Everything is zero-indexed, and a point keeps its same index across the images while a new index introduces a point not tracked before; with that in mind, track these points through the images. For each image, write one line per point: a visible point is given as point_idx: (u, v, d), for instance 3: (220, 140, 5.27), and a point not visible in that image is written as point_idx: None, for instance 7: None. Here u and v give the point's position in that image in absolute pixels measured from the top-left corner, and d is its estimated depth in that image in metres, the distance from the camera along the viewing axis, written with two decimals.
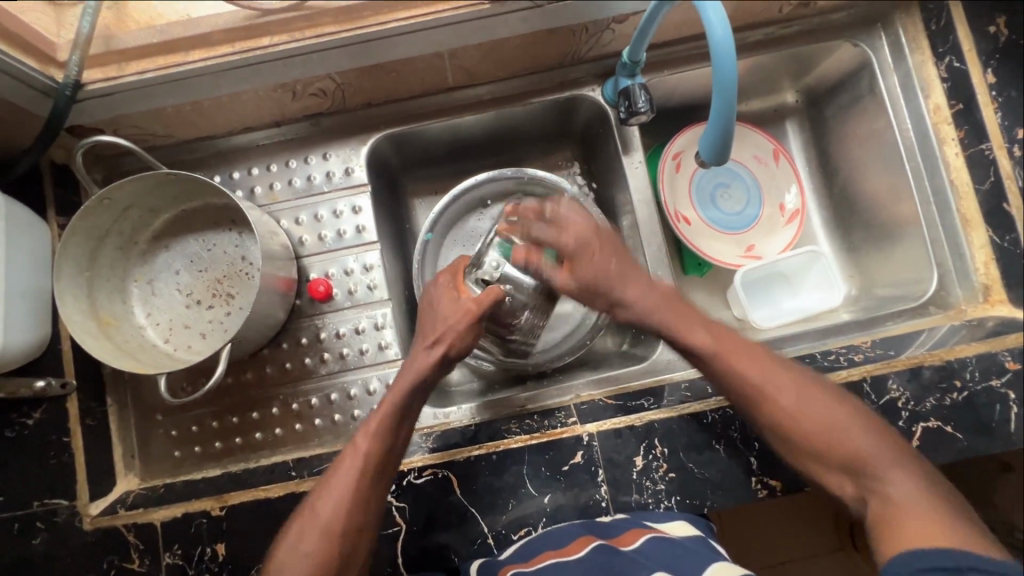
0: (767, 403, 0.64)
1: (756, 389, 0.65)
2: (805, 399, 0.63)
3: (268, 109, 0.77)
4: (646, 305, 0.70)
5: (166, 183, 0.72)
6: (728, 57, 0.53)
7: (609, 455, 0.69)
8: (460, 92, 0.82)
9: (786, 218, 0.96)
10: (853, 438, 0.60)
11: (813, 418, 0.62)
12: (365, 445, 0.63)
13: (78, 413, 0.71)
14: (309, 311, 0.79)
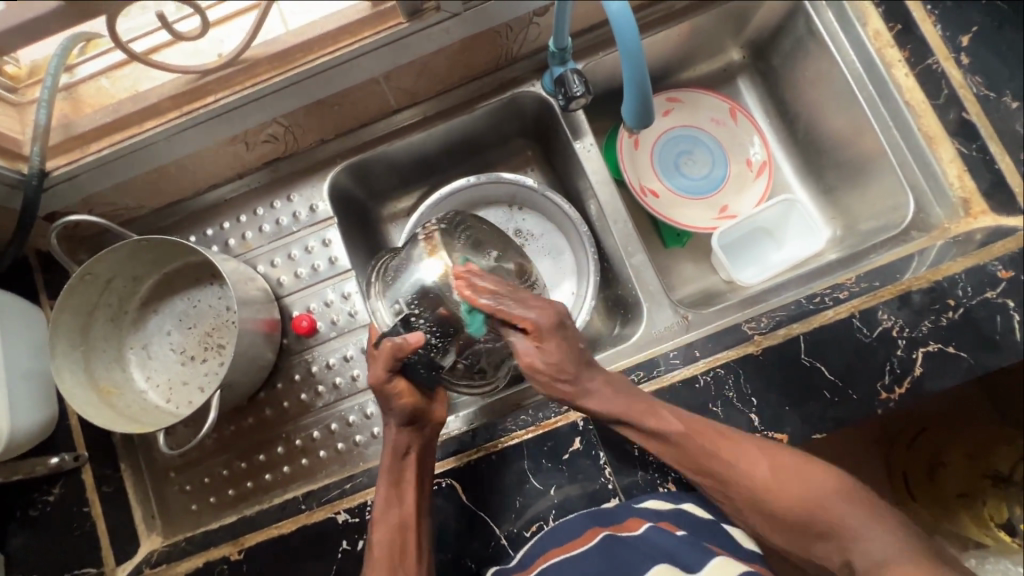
0: (719, 477, 0.65)
1: (714, 470, 0.65)
2: (754, 472, 0.64)
3: (227, 163, 0.80)
4: (607, 397, 0.66)
5: (142, 250, 0.76)
6: (629, 27, 0.53)
7: (607, 436, 0.69)
8: (406, 113, 0.85)
9: (755, 171, 0.96)
10: (827, 506, 0.64)
11: (760, 482, 0.64)
12: (379, 524, 0.65)
13: (95, 482, 0.74)
14: (298, 347, 0.81)
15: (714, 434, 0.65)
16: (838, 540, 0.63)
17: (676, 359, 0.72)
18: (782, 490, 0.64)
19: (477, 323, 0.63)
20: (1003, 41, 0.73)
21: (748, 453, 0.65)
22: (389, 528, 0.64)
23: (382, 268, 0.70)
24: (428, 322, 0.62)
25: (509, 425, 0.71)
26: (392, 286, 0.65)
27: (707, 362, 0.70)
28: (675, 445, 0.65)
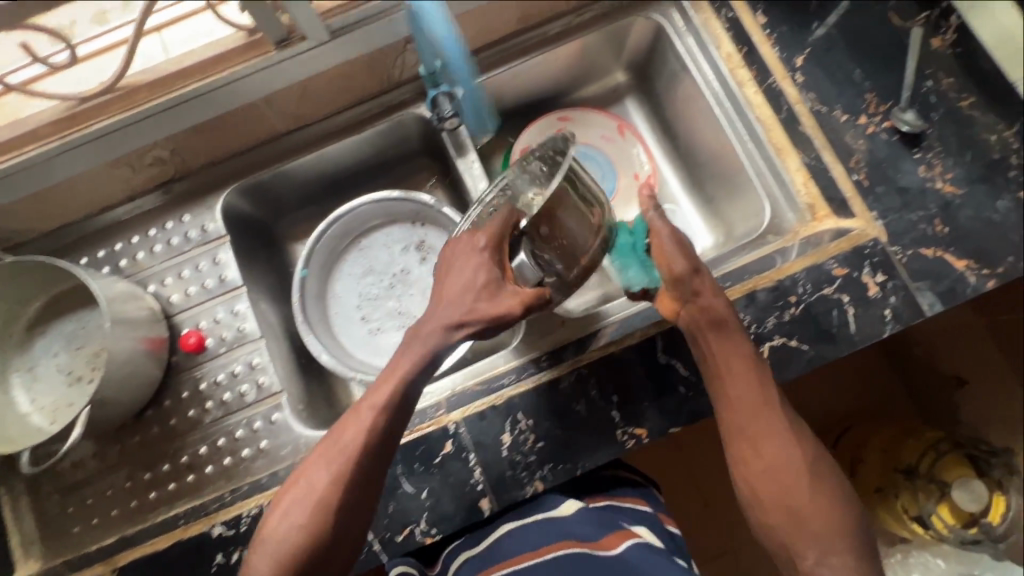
0: (762, 468, 0.62)
1: (759, 454, 0.63)
2: (803, 474, 0.62)
3: (116, 186, 0.82)
4: (738, 346, 0.66)
5: (24, 272, 0.77)
6: (456, 48, 0.73)
7: (476, 438, 0.71)
8: (297, 135, 0.88)
9: (641, 185, 1.01)
10: (807, 513, 0.60)
11: (798, 484, 0.61)
12: (311, 480, 0.62)
13: None
14: (186, 365, 0.82)
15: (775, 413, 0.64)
16: (810, 537, 0.59)
17: (546, 362, 0.74)
18: (805, 503, 0.60)
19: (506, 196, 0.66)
20: (831, 60, 0.80)
21: (798, 466, 0.62)
22: (313, 506, 0.60)
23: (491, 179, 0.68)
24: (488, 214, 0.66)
25: None
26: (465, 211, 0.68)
27: (571, 364, 0.73)
28: (729, 417, 0.65)
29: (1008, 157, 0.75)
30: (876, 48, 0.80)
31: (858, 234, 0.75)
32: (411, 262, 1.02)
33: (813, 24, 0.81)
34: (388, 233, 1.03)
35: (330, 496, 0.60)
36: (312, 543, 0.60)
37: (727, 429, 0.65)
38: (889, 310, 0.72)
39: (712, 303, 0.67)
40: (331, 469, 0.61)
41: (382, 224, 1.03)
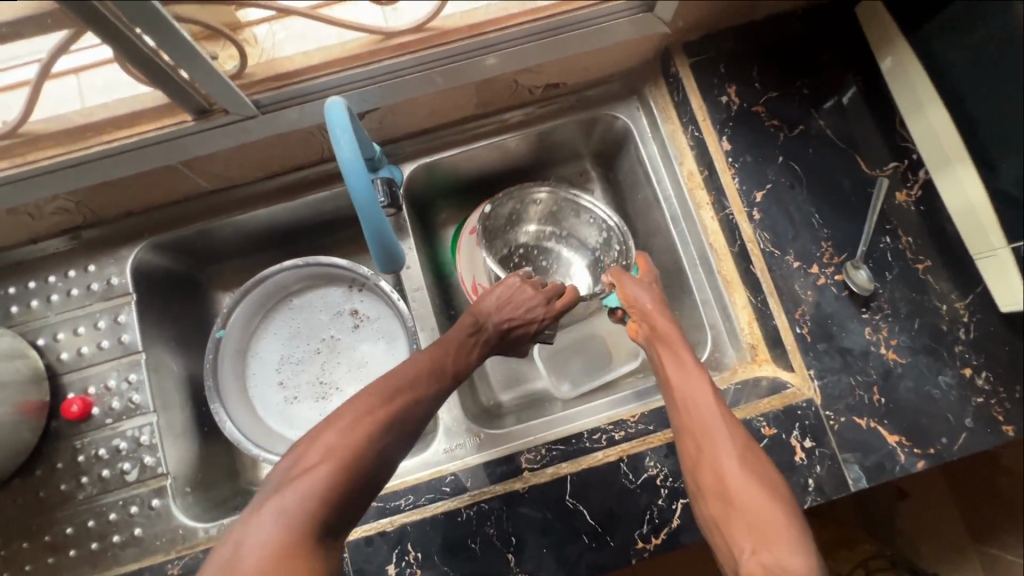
0: (710, 471, 0.61)
1: (710, 454, 0.61)
2: (755, 480, 0.59)
3: (14, 230, 0.76)
4: (677, 347, 0.70)
5: None
6: (363, 177, 0.54)
7: (359, 566, 0.66)
8: (227, 194, 0.83)
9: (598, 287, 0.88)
10: (745, 498, 0.58)
11: (739, 477, 0.59)
12: (333, 439, 0.56)
13: None
14: (68, 432, 0.76)
15: (734, 423, 0.63)
16: (743, 521, 0.57)
17: (446, 488, 0.69)
18: (757, 504, 0.57)
19: (531, 232, 0.93)
20: (791, 201, 0.76)
21: (756, 464, 0.60)
22: (280, 523, 0.51)
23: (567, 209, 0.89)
24: (528, 242, 0.93)
25: None
26: (545, 232, 0.93)
27: (472, 495, 0.68)
28: (684, 426, 0.65)
29: (954, 329, 0.72)
30: (838, 193, 0.76)
31: (791, 393, 0.71)
32: (343, 327, 0.98)
33: (780, 157, 0.77)
34: (325, 292, 0.99)
35: (297, 514, 0.51)
36: (272, 574, 0.48)
37: (681, 436, 0.65)
38: (812, 479, 0.68)
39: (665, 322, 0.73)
40: (305, 478, 0.53)
41: (320, 283, 0.98)
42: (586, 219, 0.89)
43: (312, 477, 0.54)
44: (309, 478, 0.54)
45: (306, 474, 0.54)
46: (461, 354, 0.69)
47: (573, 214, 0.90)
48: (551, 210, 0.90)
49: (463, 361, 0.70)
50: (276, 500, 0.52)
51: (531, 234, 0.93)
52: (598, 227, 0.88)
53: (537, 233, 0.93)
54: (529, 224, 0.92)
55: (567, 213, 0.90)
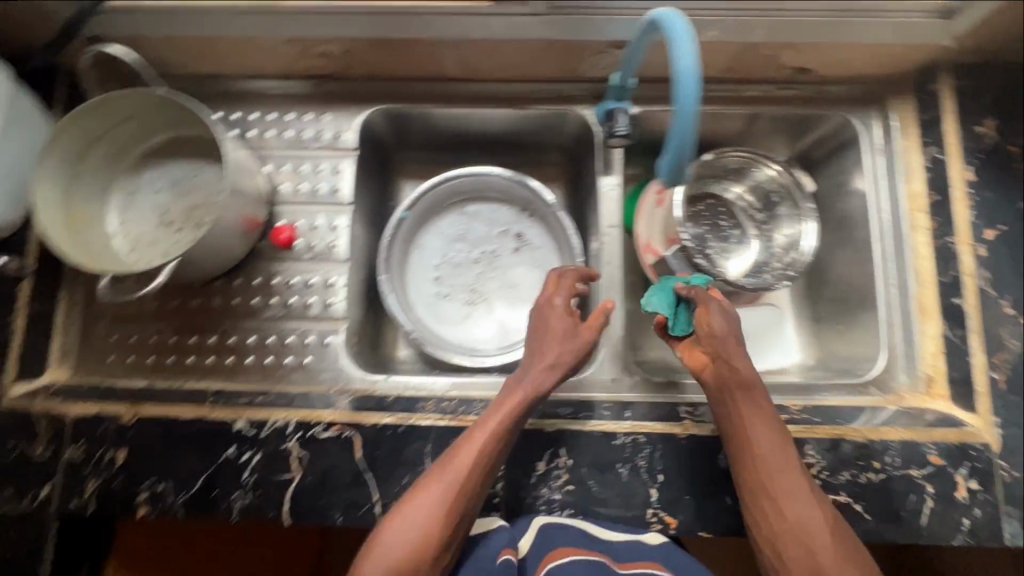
0: (789, 531, 0.59)
1: (780, 509, 0.60)
2: (824, 535, 0.58)
3: (277, 61, 0.81)
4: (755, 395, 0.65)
5: (166, 106, 0.77)
6: (693, 91, 0.51)
7: (513, 452, 0.69)
8: (461, 85, 0.86)
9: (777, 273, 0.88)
10: (821, 555, 0.57)
11: (819, 537, 0.58)
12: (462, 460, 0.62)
13: (28, 297, 0.74)
14: (270, 255, 0.82)
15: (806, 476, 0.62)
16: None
17: (606, 412, 0.72)
18: (832, 562, 0.57)
19: (734, 195, 0.96)
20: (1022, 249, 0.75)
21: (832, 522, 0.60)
22: (404, 546, 0.57)
23: (780, 201, 0.92)
24: (727, 202, 0.97)
25: (428, 406, 0.72)
26: (745, 200, 0.96)
27: (631, 425, 0.71)
28: (752, 479, 0.62)
29: None
30: None
31: (969, 431, 0.70)
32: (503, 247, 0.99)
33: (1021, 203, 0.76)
34: (495, 209, 1.01)
35: (412, 534, 0.58)
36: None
37: (750, 484, 0.63)
38: (968, 520, 0.67)
39: (742, 364, 0.65)
40: (419, 498, 0.60)
41: (494, 198, 1.01)
42: (786, 220, 0.92)
43: (437, 488, 0.60)
44: (432, 488, 0.60)
45: (431, 483, 0.61)
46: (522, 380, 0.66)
47: (779, 207, 0.93)
48: (764, 189, 0.93)
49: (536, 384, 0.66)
50: (388, 530, 0.59)
51: (733, 197, 0.96)
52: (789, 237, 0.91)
53: (738, 200, 0.96)
54: (735, 187, 0.96)
55: (775, 206, 0.93)
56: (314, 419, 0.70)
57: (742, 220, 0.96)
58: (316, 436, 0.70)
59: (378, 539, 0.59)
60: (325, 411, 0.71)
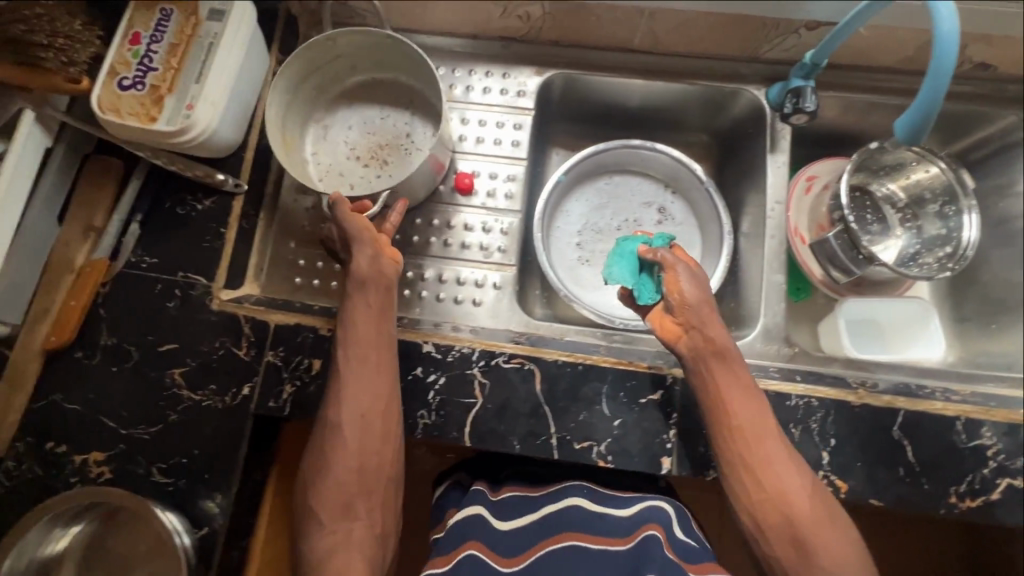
0: (769, 500, 0.61)
1: (767, 482, 0.62)
2: (807, 504, 0.61)
3: (475, 20, 0.86)
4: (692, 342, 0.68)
5: (382, 46, 0.83)
6: (950, 47, 0.58)
7: (686, 402, 0.72)
8: (638, 56, 0.90)
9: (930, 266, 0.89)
10: (805, 524, 0.60)
11: (802, 511, 0.60)
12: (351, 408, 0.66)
13: (238, 213, 0.80)
14: (447, 199, 0.86)
15: (780, 441, 0.64)
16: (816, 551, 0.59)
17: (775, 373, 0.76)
18: (820, 536, 0.59)
19: (887, 190, 0.96)
20: None
21: (763, 472, 0.62)
22: (337, 474, 0.64)
23: (938, 199, 0.91)
24: (879, 195, 0.96)
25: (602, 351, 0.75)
26: (897, 195, 0.95)
27: (806, 388, 0.72)
28: (738, 451, 0.64)
29: None
30: None
31: None
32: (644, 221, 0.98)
33: None
34: (639, 182, 1.00)
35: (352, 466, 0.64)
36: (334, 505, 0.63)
37: (725, 444, 0.65)
38: None
39: (717, 333, 0.68)
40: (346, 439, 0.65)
41: (638, 172, 1.00)
42: (941, 217, 0.91)
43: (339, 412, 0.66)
44: (351, 441, 0.65)
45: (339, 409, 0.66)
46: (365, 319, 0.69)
47: (932, 205, 0.92)
48: (920, 186, 0.93)
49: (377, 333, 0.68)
50: (341, 461, 0.64)
51: (885, 191, 0.96)
52: (944, 233, 0.90)
53: (889, 195, 0.96)
54: (891, 181, 0.95)
55: (928, 202, 0.92)
56: (497, 349, 0.74)
57: (889, 214, 0.95)
58: (499, 365, 0.73)
59: (337, 466, 0.64)
60: (507, 344, 0.75)
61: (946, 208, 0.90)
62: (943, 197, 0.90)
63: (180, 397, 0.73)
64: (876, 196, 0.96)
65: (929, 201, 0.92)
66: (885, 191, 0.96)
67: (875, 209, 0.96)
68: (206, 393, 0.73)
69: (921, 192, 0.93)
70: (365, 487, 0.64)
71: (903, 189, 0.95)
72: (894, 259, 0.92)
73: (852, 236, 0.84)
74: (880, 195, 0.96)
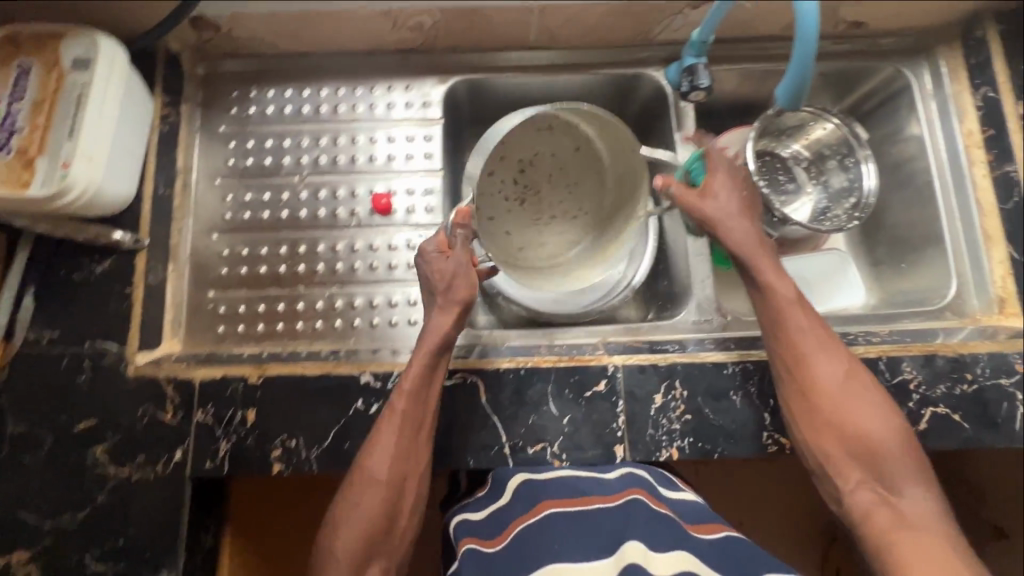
0: (837, 423, 0.66)
1: (825, 397, 0.66)
2: (866, 419, 0.65)
3: (366, 35, 0.84)
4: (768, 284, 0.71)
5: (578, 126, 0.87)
6: (812, 16, 0.57)
7: (630, 388, 0.72)
8: (537, 53, 0.90)
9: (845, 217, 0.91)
10: (879, 444, 0.64)
11: (861, 427, 0.65)
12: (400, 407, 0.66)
13: (143, 270, 0.76)
14: (368, 222, 0.84)
15: (842, 360, 0.68)
16: (886, 469, 0.63)
17: (711, 344, 0.78)
18: (883, 449, 0.64)
19: (791, 151, 0.99)
20: None
21: (818, 391, 0.67)
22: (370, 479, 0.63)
23: (839, 153, 0.94)
24: (785, 157, 0.99)
25: (542, 351, 0.76)
26: (801, 154, 0.99)
27: (740, 354, 0.74)
28: (803, 385, 0.68)
29: None
30: None
31: None
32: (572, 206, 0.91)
33: None
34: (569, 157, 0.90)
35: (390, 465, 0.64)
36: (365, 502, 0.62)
37: (788, 368, 0.69)
38: None
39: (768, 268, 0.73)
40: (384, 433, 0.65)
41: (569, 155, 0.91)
42: (845, 171, 0.94)
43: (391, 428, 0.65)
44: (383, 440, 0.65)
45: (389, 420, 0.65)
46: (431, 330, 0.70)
47: (834, 159, 0.95)
48: (821, 142, 0.96)
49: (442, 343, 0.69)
50: (372, 457, 0.64)
51: (790, 153, 0.99)
52: (850, 184, 0.93)
53: (795, 155, 0.99)
54: (794, 143, 0.98)
55: (830, 158, 0.95)
56: None
57: (799, 175, 0.98)
58: (441, 383, 0.72)
59: (369, 458, 0.64)
60: (446, 360, 0.74)
61: (848, 161, 0.94)
62: (843, 151, 0.94)
63: (106, 475, 0.68)
64: (783, 158, 0.99)
65: (831, 157, 0.95)
66: (790, 152, 0.99)
67: (784, 171, 0.99)
68: (135, 467, 0.69)
69: (823, 149, 0.96)
70: (387, 495, 0.63)
71: (806, 147, 0.98)
72: (807, 216, 0.96)
73: (765, 201, 0.87)
74: (786, 156, 0.99)
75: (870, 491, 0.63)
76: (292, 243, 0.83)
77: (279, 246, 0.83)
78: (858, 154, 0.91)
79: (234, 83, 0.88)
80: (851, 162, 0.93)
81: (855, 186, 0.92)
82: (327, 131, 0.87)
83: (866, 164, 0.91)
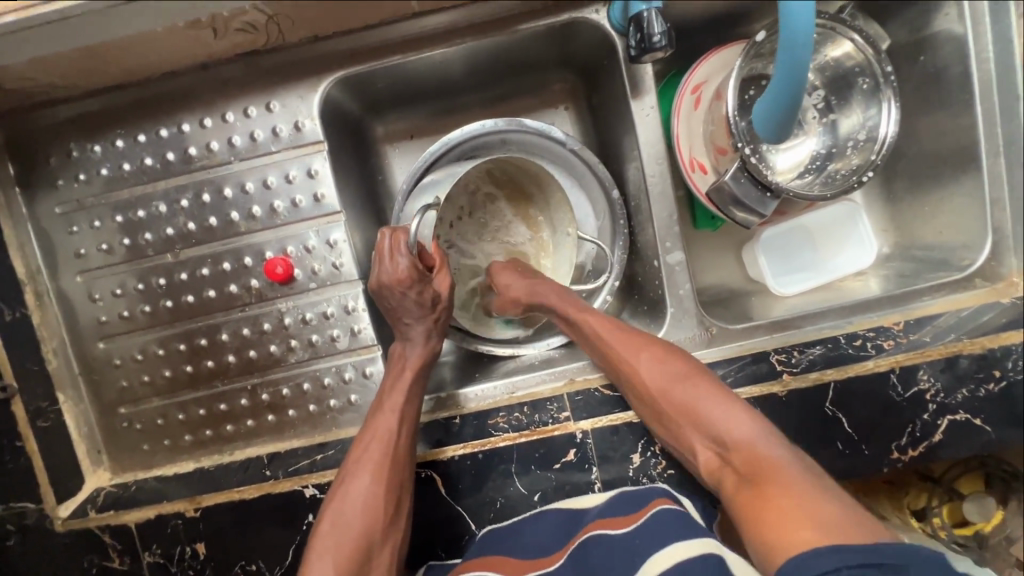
0: (661, 395, 0.62)
1: (641, 383, 0.63)
2: (698, 393, 0.61)
3: (188, 50, 0.61)
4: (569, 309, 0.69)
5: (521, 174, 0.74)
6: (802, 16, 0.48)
7: (603, 451, 0.65)
8: (428, 18, 0.65)
9: (855, 165, 0.72)
10: (700, 409, 0.61)
11: (683, 395, 0.62)
12: (375, 444, 0.62)
13: (27, 415, 0.65)
14: (270, 294, 0.70)
15: (657, 347, 0.65)
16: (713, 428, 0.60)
17: None
18: (708, 407, 0.61)
19: None
20: None
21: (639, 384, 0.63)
22: (348, 524, 0.60)
23: (852, 79, 0.73)
24: None
25: (500, 424, 0.66)
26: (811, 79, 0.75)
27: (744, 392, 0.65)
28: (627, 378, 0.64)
29: None
30: None
31: None
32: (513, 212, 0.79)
33: None
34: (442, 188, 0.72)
35: (376, 483, 0.61)
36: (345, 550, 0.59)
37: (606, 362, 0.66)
38: None
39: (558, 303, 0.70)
40: (365, 461, 0.62)
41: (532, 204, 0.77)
42: (857, 103, 0.74)
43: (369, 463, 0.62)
44: (362, 464, 0.62)
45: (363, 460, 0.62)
46: (409, 343, 0.67)
47: (846, 85, 0.74)
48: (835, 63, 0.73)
49: (425, 351, 0.67)
50: (352, 479, 0.62)
51: None
52: (865, 121, 0.73)
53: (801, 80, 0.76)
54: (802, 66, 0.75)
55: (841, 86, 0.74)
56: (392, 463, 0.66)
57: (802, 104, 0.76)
58: None
59: (343, 484, 0.62)
60: None
61: (866, 87, 0.72)
62: (860, 79, 0.72)
63: None
64: None
65: (845, 83, 0.74)
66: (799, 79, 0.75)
67: None
68: None
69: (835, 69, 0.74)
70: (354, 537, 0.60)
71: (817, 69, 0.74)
72: (805, 164, 0.76)
73: (751, 171, 0.67)
74: None
75: (709, 449, 0.61)
76: (191, 337, 0.70)
77: (177, 342, 0.70)
78: (879, 79, 0.70)
79: (49, 144, 0.67)
80: (869, 90, 0.72)
81: (868, 125, 0.73)
82: (185, 187, 0.68)
83: (885, 95, 0.71)
